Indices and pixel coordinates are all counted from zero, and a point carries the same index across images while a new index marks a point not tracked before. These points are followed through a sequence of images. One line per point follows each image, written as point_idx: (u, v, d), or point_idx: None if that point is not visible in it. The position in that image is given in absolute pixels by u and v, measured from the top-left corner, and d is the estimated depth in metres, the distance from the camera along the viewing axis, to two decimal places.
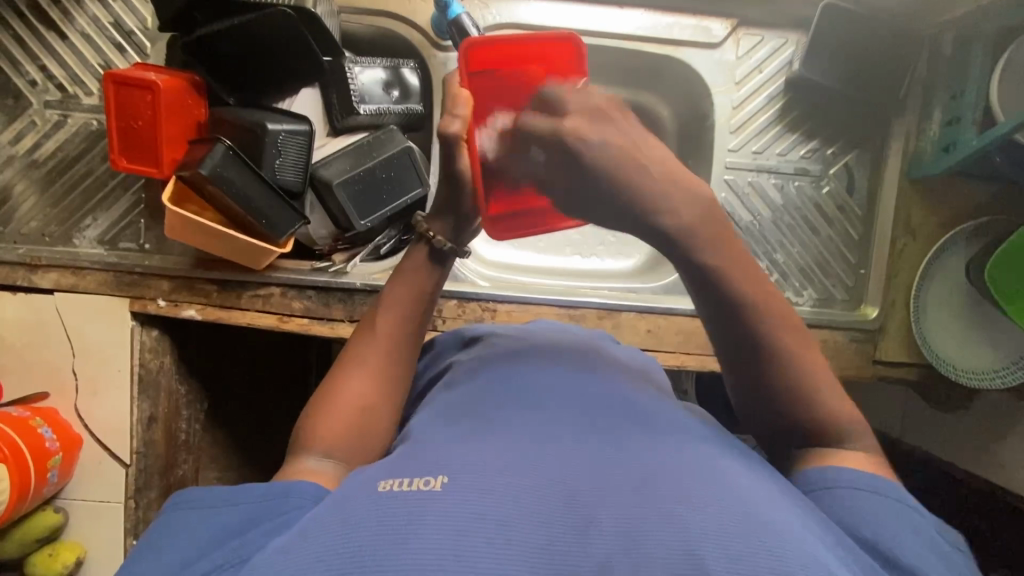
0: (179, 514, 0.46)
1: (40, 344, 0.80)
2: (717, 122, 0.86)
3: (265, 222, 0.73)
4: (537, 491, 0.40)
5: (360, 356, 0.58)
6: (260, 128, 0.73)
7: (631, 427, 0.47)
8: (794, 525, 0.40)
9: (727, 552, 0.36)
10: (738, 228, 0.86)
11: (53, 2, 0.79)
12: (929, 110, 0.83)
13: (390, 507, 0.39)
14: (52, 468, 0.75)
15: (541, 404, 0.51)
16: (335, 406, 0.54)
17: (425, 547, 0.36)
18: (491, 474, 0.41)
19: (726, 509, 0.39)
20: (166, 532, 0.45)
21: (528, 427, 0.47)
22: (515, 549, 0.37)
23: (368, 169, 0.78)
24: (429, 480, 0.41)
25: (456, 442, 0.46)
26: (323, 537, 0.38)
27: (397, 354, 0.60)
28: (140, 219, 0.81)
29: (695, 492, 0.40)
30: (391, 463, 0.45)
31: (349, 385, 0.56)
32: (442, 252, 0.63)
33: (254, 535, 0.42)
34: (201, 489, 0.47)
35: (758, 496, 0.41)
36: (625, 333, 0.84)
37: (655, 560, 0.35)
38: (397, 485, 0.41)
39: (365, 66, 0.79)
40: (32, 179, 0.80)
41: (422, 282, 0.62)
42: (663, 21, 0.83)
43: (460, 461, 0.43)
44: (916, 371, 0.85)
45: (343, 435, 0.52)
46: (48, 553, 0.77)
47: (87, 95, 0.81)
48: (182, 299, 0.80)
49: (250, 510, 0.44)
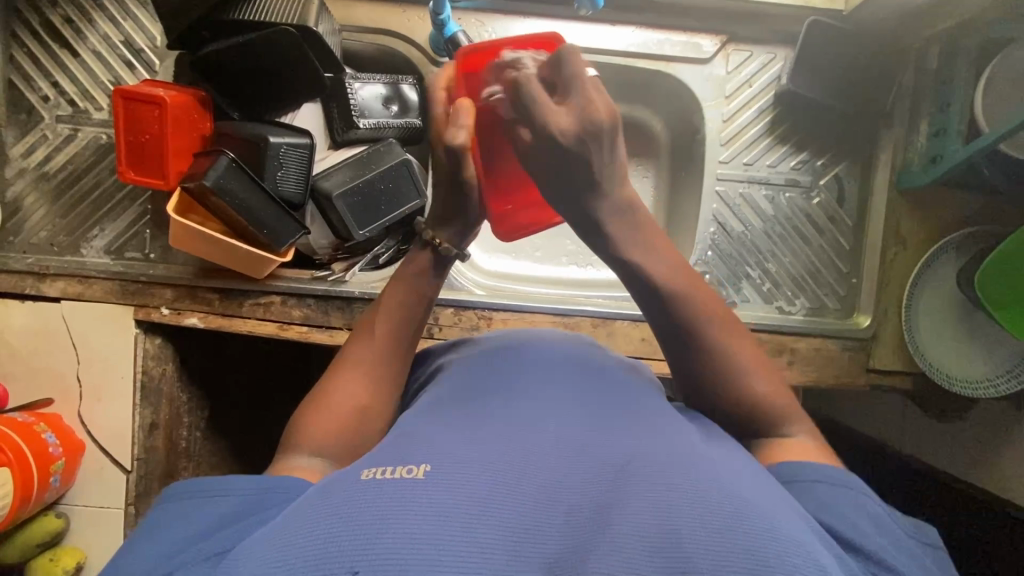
0: (168, 510, 0.47)
1: (46, 351, 0.81)
2: (708, 135, 0.88)
3: (266, 231, 0.75)
4: (519, 482, 0.42)
5: (355, 356, 0.60)
6: (262, 141, 0.75)
7: (615, 427, 0.49)
8: (774, 512, 0.40)
9: (706, 541, 0.37)
10: (730, 238, 0.87)
11: (66, 21, 0.83)
12: (917, 122, 0.84)
13: (373, 494, 0.40)
14: (55, 473, 0.77)
15: (529, 400, 0.52)
16: (329, 406, 0.56)
17: (406, 535, 0.37)
18: (475, 469, 0.42)
19: (705, 500, 0.39)
20: (148, 530, 0.46)
21: (513, 423, 0.49)
22: (497, 540, 0.38)
23: (367, 181, 0.80)
24: (412, 468, 0.42)
25: (442, 436, 0.47)
26: (307, 526, 0.39)
27: (394, 354, 0.61)
28: (146, 229, 0.83)
29: (674, 483, 0.41)
30: (375, 454, 0.46)
31: (343, 385, 0.58)
32: (443, 256, 0.65)
33: (237, 528, 0.44)
34: (190, 484, 0.48)
35: (739, 487, 0.42)
36: (619, 341, 0.85)
37: (634, 552, 0.36)
38: (381, 474, 0.42)
39: (366, 82, 0.82)
40: (41, 190, 0.83)
41: (422, 287, 0.64)
42: (654, 37, 0.85)
43: (445, 453, 0.44)
44: (910, 380, 0.86)
45: (334, 436, 0.54)
46: (48, 558, 0.78)
47: (97, 110, 0.84)
48: (185, 306, 0.82)
49: (237, 506, 0.45)
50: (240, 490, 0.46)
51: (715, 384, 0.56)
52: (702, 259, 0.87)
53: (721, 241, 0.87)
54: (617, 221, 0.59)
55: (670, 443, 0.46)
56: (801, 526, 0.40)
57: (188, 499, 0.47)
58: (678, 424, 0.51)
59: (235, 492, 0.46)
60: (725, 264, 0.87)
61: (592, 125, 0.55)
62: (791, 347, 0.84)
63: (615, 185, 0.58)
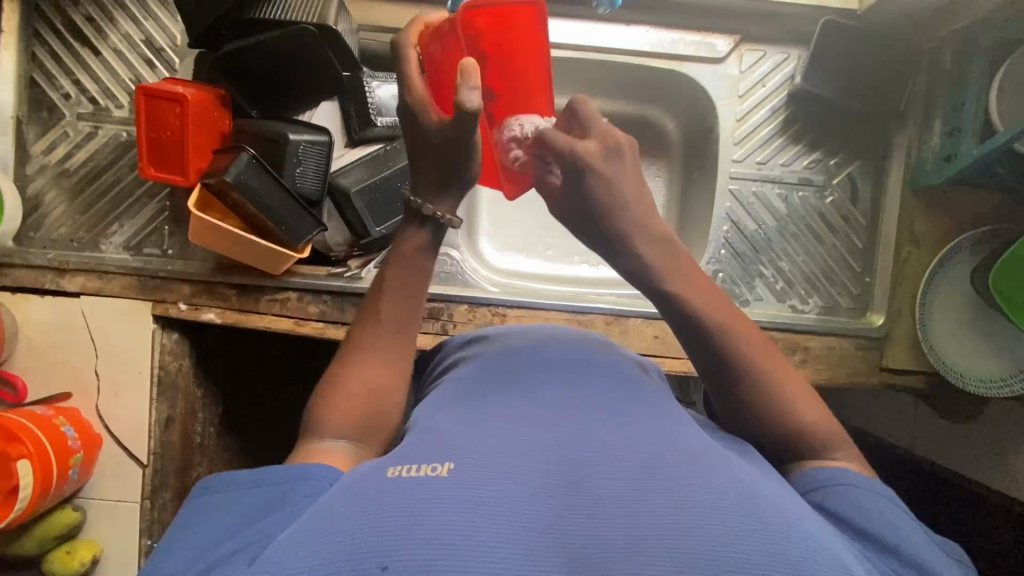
0: (200, 506, 0.48)
1: (65, 346, 0.82)
2: (721, 133, 0.88)
3: (284, 227, 0.76)
4: (544, 476, 0.42)
5: (366, 342, 0.60)
6: (282, 138, 0.76)
7: (633, 422, 0.49)
8: (792, 514, 0.40)
9: (731, 542, 0.36)
10: (743, 236, 0.88)
11: (88, 21, 0.84)
12: (930, 122, 0.84)
13: (397, 491, 0.41)
14: (73, 466, 0.77)
15: (551, 398, 0.53)
16: (346, 389, 0.56)
17: (432, 532, 0.37)
18: (497, 466, 0.43)
19: (730, 502, 0.39)
20: (184, 525, 0.47)
21: (535, 420, 0.49)
22: (521, 538, 0.38)
23: (384, 178, 0.81)
24: (435, 466, 0.43)
25: (463, 435, 0.48)
26: (333, 523, 0.39)
27: (402, 336, 0.62)
28: (164, 225, 0.84)
29: (697, 485, 0.41)
30: (400, 452, 0.47)
31: (360, 368, 0.58)
32: (437, 224, 0.64)
33: (267, 521, 0.44)
34: (222, 478, 0.49)
35: (758, 488, 0.42)
36: (632, 338, 0.85)
37: (660, 551, 0.36)
38: (405, 472, 0.43)
39: (382, 81, 0.83)
40: (62, 187, 0.84)
41: (423, 263, 0.64)
42: (668, 37, 0.86)
43: (467, 451, 0.45)
44: (924, 379, 0.86)
45: (357, 416, 0.55)
46: (66, 551, 0.79)
47: (117, 108, 0.85)
48: (202, 302, 0.83)
49: (269, 498, 0.46)
50: (268, 480, 0.47)
51: (734, 375, 0.57)
52: (715, 258, 0.87)
53: (734, 239, 0.88)
54: (656, 251, 0.61)
55: (690, 443, 0.47)
56: (818, 527, 0.41)
57: (219, 493, 0.48)
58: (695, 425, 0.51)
59: (262, 482, 0.47)
60: (738, 263, 0.87)
61: (613, 150, 0.62)
62: (804, 345, 0.84)
63: (640, 210, 0.61)
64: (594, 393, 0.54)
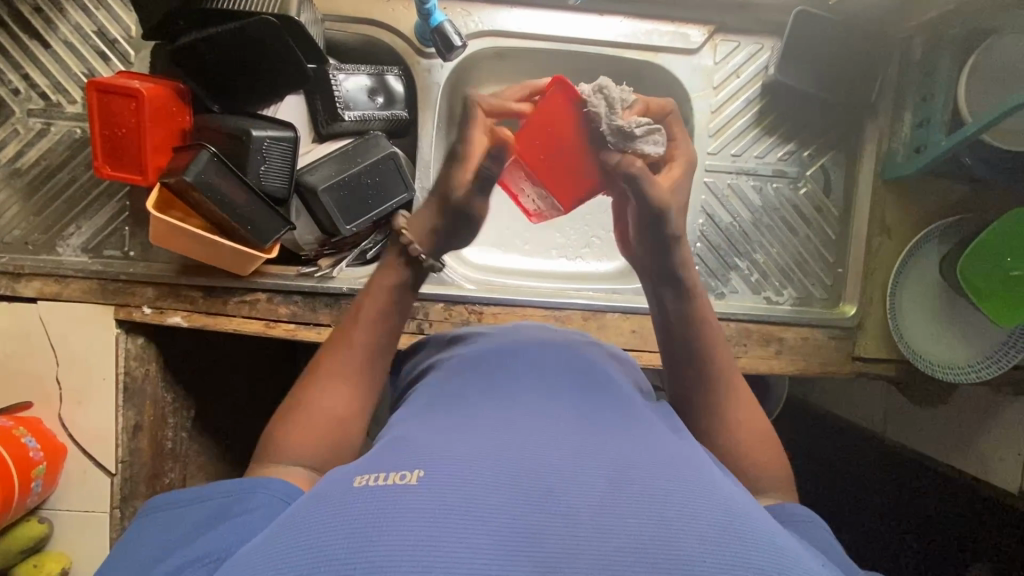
0: (153, 518, 0.48)
1: (24, 354, 0.79)
2: (696, 125, 0.88)
3: (250, 227, 0.74)
4: (506, 480, 0.41)
5: (330, 365, 0.60)
6: (245, 135, 0.73)
7: (607, 432, 0.48)
8: (760, 516, 0.42)
9: (703, 549, 0.36)
10: (719, 229, 0.88)
11: (36, 11, 0.80)
12: (901, 112, 0.85)
13: (363, 500, 0.39)
14: (36, 478, 0.75)
15: (527, 403, 0.52)
16: (310, 416, 0.56)
17: (401, 541, 0.36)
18: (468, 468, 0.42)
19: (697, 503, 0.40)
20: (141, 534, 0.47)
21: (509, 423, 0.48)
22: (495, 543, 0.36)
23: (353, 174, 0.79)
24: (405, 474, 0.42)
25: (433, 440, 0.47)
26: (297, 537, 0.38)
27: (368, 360, 0.61)
28: (125, 225, 0.81)
29: (664, 485, 0.41)
30: (370, 458, 0.46)
31: (324, 395, 0.57)
32: (420, 267, 0.65)
33: (223, 527, 0.44)
34: (172, 494, 0.49)
35: (725, 491, 0.43)
36: (610, 333, 0.85)
37: (633, 553, 0.36)
38: (373, 481, 0.42)
39: (350, 73, 0.80)
40: (14, 188, 0.80)
41: (398, 295, 0.64)
42: (642, 27, 0.85)
43: (437, 456, 0.43)
44: (896, 367, 0.87)
45: (317, 444, 0.54)
46: (32, 564, 0.76)
47: (70, 103, 0.81)
48: (167, 305, 0.80)
49: (215, 509, 0.46)
50: (231, 489, 0.47)
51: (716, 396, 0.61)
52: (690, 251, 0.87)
53: (709, 232, 0.88)
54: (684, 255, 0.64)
55: (662, 448, 0.47)
56: (775, 524, 0.42)
57: (180, 502, 0.48)
58: (668, 433, 0.51)
59: (219, 491, 0.47)
60: (715, 255, 0.87)
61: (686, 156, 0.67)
62: (780, 336, 0.85)
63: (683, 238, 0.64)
64: (577, 403, 0.53)
